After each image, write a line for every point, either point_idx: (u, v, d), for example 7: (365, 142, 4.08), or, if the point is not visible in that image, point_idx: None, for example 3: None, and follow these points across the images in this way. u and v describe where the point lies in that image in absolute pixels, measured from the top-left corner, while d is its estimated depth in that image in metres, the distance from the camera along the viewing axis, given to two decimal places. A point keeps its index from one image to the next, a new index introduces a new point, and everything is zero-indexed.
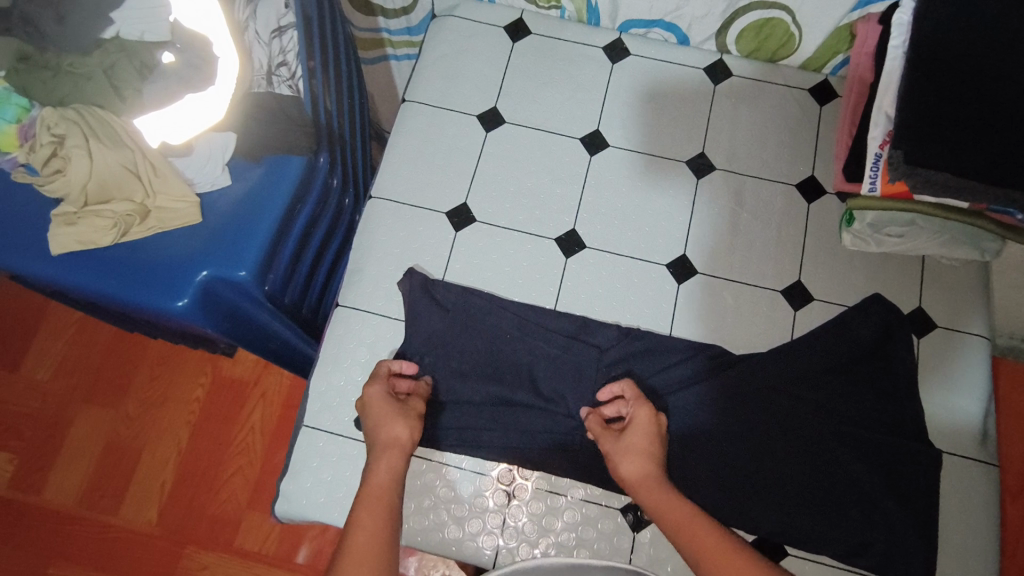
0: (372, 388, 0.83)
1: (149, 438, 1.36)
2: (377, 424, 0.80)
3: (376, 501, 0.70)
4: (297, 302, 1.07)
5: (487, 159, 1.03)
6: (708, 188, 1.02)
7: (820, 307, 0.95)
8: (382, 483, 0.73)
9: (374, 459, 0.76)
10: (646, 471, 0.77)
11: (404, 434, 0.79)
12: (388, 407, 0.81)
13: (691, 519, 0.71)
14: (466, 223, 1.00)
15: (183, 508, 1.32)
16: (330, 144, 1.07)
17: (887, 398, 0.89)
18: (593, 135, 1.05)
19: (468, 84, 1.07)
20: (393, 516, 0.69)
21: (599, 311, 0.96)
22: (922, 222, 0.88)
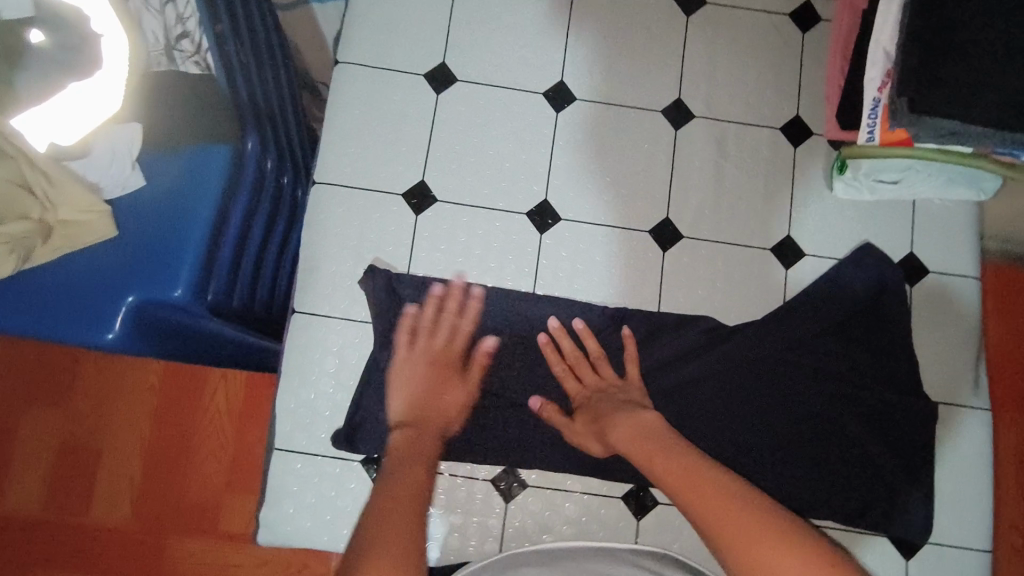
0: (444, 354, 0.81)
1: (107, 429, 1.10)
2: (443, 399, 0.79)
3: (418, 461, 0.67)
4: (253, 303, 0.93)
5: (440, 126, 0.91)
6: (688, 142, 0.92)
7: (812, 263, 0.90)
8: (421, 447, 0.70)
9: (423, 428, 0.74)
10: (618, 425, 0.73)
11: (454, 421, 0.79)
12: (455, 388, 0.80)
13: (678, 465, 0.64)
14: (427, 205, 0.89)
15: (156, 500, 1.09)
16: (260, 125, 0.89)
17: (886, 356, 0.86)
18: (557, 88, 0.93)
19: (410, 35, 0.92)
20: (432, 469, 0.67)
21: (582, 290, 0.89)
22: (919, 165, 0.83)
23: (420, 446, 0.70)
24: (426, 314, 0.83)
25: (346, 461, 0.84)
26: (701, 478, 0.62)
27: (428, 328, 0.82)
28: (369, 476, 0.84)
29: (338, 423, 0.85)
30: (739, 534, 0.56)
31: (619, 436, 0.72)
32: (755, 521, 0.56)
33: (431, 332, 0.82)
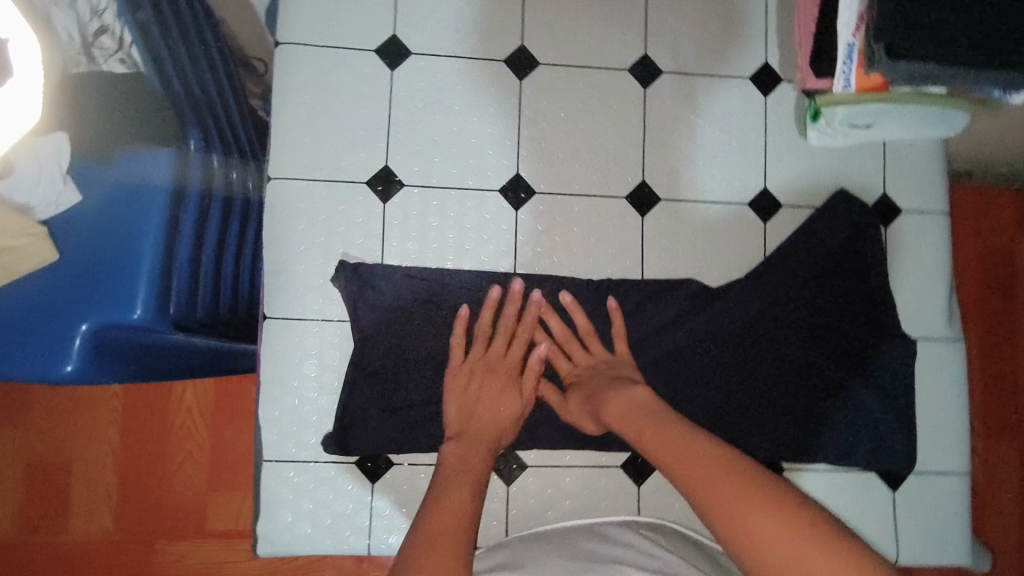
0: (503, 361, 0.78)
1: (72, 444, 1.04)
2: (499, 405, 0.75)
3: (462, 487, 0.64)
4: (220, 309, 0.86)
5: (398, 105, 0.85)
6: (658, 99, 0.89)
7: (789, 214, 0.90)
8: (473, 465, 0.68)
9: (473, 441, 0.71)
10: (613, 407, 0.70)
11: (508, 433, 0.75)
12: (508, 399, 0.76)
13: (664, 437, 0.61)
14: (394, 191, 0.84)
15: (135, 508, 1.04)
16: (205, 133, 0.79)
17: (867, 301, 0.87)
18: (518, 53, 0.88)
19: (354, 7, 0.85)
20: (479, 497, 0.64)
21: (563, 263, 0.86)
22: (888, 108, 0.80)
23: (466, 463, 0.68)
24: (480, 322, 0.80)
25: (340, 465, 0.81)
26: (686, 447, 0.59)
27: (486, 336, 0.79)
28: (366, 477, 0.82)
29: (326, 427, 0.81)
30: (724, 506, 0.52)
31: (615, 416, 0.69)
32: (729, 482, 0.53)
33: (489, 339, 0.79)
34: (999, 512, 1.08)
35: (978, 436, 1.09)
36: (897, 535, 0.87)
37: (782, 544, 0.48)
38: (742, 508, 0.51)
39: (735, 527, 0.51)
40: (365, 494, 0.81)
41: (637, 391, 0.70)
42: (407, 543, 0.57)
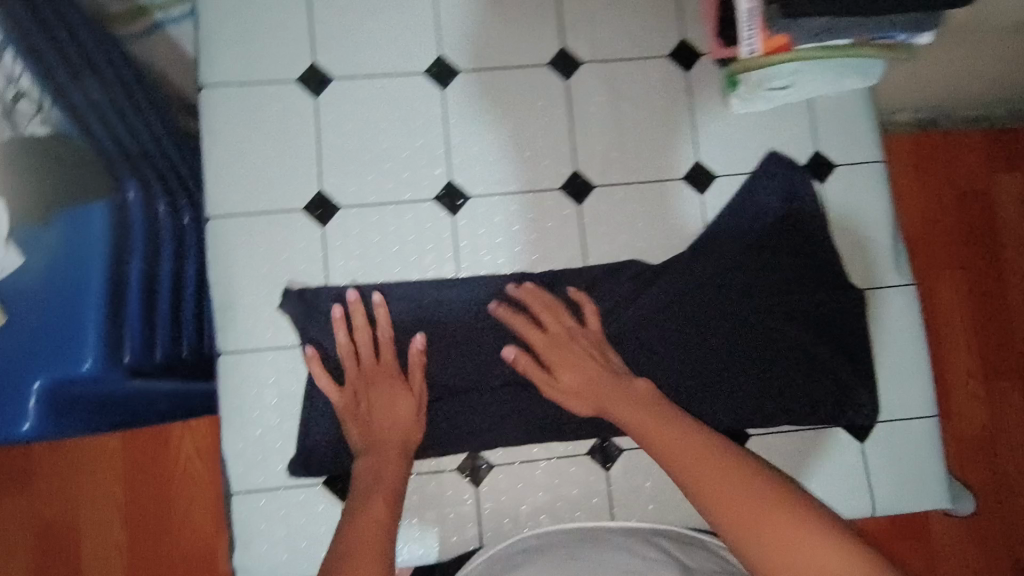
0: (379, 368, 0.80)
1: (77, 507, 1.05)
2: (392, 412, 0.78)
3: (382, 490, 0.70)
4: (184, 351, 0.90)
5: (326, 130, 0.87)
6: (580, 88, 0.90)
7: (725, 182, 0.91)
8: (388, 477, 0.72)
9: (381, 452, 0.75)
10: (608, 401, 0.75)
11: (410, 434, 0.78)
12: (401, 399, 0.79)
13: (659, 429, 0.68)
14: (331, 213, 0.86)
15: (147, 562, 1.04)
16: (143, 179, 0.83)
17: (812, 258, 0.87)
18: (438, 64, 0.89)
19: (272, 42, 0.87)
20: (395, 492, 0.70)
21: (507, 261, 0.87)
22: (804, 69, 0.82)
23: (384, 475, 0.72)
24: (349, 341, 0.82)
25: (307, 489, 0.82)
26: (679, 438, 0.66)
27: (354, 356, 0.81)
28: (336, 496, 0.82)
29: (290, 452, 0.82)
30: (726, 499, 0.58)
31: (609, 404, 0.75)
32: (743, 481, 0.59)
33: (353, 351, 0.81)
34: (1007, 448, 1.10)
35: (977, 378, 1.10)
36: (874, 488, 0.86)
37: (757, 517, 0.55)
38: (727, 487, 0.59)
39: (718, 504, 0.58)
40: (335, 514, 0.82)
41: (631, 386, 0.75)
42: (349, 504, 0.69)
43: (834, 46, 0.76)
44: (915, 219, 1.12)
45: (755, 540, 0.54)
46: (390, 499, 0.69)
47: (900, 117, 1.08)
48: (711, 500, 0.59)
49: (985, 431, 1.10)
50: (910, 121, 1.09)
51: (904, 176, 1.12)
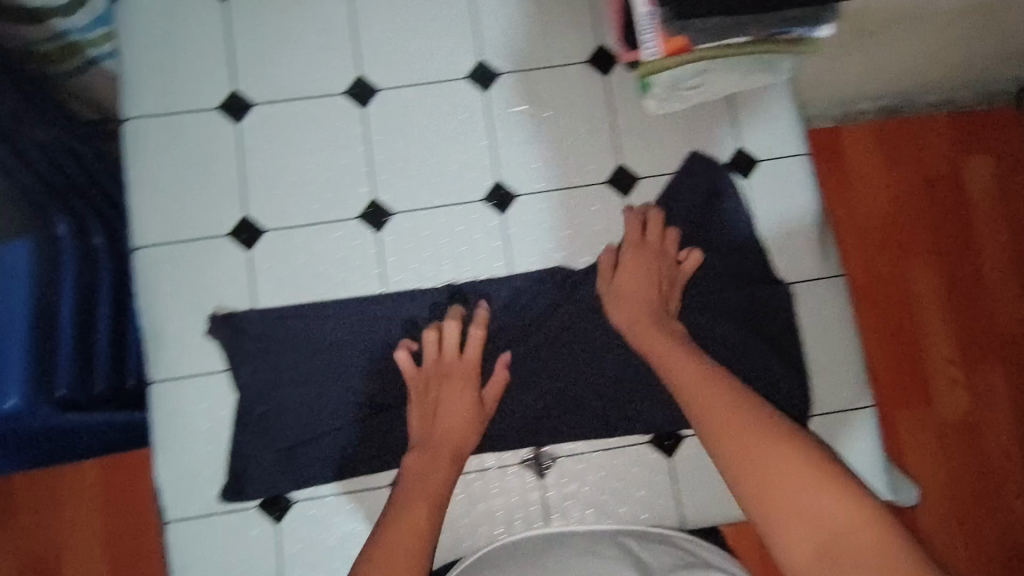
0: (460, 365, 0.83)
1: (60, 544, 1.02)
2: (455, 412, 0.80)
3: (424, 495, 0.74)
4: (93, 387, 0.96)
5: (249, 157, 0.89)
6: (496, 100, 0.91)
7: (648, 183, 0.91)
8: (433, 481, 0.76)
9: (435, 453, 0.78)
10: (657, 349, 0.78)
11: (466, 441, 0.80)
12: (465, 391, 0.82)
13: (701, 386, 0.72)
14: (256, 238, 0.87)
15: None
16: (97, 212, 0.98)
17: (733, 252, 0.88)
18: (357, 84, 0.91)
19: (192, 75, 0.90)
20: (434, 509, 0.74)
21: (433, 274, 0.88)
22: (712, 67, 0.80)
23: (428, 478, 0.76)
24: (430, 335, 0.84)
25: (241, 513, 0.83)
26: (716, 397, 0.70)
27: (434, 347, 0.84)
28: (271, 518, 0.82)
29: (223, 477, 0.83)
30: (747, 448, 0.64)
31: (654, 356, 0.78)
32: (770, 438, 0.64)
33: (438, 342, 0.84)
34: (994, 431, 1.16)
35: (958, 363, 1.16)
36: None
37: (782, 483, 0.61)
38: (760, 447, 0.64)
39: (751, 467, 0.63)
40: (270, 537, 0.82)
41: (682, 347, 0.77)
42: (389, 508, 0.74)
43: (731, 44, 0.75)
44: (868, 211, 1.19)
45: (778, 509, 0.60)
46: (431, 505, 0.74)
47: (817, 105, 1.15)
48: (727, 459, 0.65)
49: (971, 417, 1.16)
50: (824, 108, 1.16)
51: (829, 168, 1.20)
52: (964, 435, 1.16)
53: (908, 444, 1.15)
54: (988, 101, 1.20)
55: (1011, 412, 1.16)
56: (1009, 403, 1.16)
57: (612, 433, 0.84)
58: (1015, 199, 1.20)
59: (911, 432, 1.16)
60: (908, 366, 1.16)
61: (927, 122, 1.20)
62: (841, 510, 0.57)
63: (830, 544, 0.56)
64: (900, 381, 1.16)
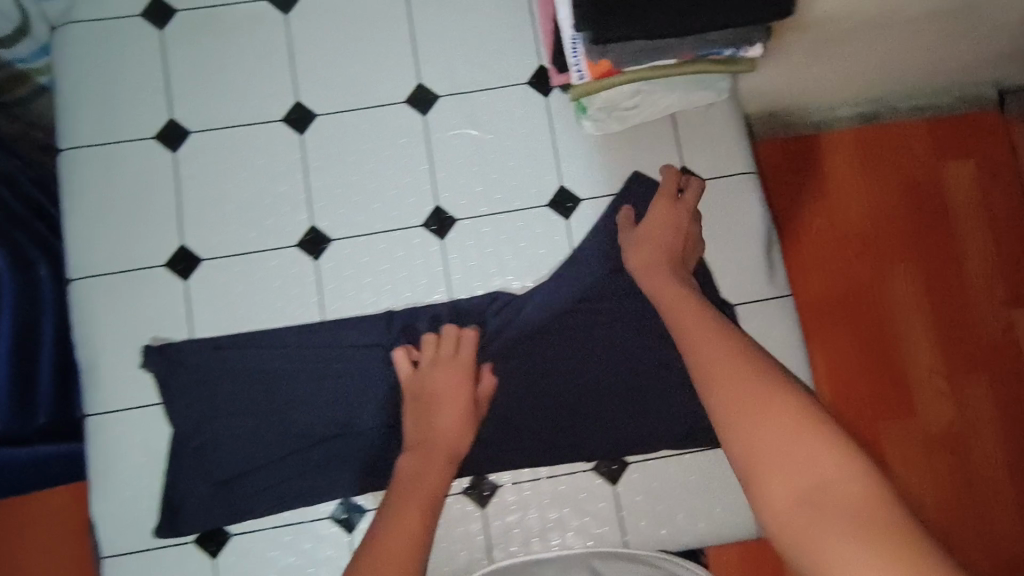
0: (460, 362, 0.81)
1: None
2: (448, 409, 0.77)
3: (422, 493, 0.68)
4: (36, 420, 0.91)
5: (311, 166, 0.88)
6: (559, 104, 0.90)
7: (713, 189, 0.91)
8: (429, 477, 0.70)
9: (426, 454, 0.73)
10: (678, 305, 0.70)
11: (459, 441, 0.76)
12: (461, 390, 0.79)
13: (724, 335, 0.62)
14: (323, 248, 0.87)
15: None
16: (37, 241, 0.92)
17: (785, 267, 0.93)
18: (417, 91, 0.90)
19: (252, 84, 0.89)
20: (432, 511, 0.66)
21: (499, 282, 0.88)
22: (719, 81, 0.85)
23: (421, 477, 0.70)
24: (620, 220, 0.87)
25: (310, 522, 0.83)
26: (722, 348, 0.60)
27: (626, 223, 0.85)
28: (342, 528, 0.83)
29: (291, 489, 0.83)
30: (735, 406, 0.54)
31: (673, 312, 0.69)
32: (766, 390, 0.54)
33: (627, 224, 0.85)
34: (976, 439, 1.26)
35: (943, 374, 1.27)
36: None
37: (786, 438, 0.51)
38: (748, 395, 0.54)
39: (745, 416, 0.53)
40: (342, 547, 0.83)
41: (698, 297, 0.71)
42: (384, 505, 0.68)
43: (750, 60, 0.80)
44: (861, 222, 1.29)
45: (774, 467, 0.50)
46: (427, 518, 0.65)
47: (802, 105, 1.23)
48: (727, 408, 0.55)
49: (955, 426, 1.26)
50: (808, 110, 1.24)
51: (788, 179, 1.31)
52: (945, 444, 1.26)
53: (891, 452, 1.25)
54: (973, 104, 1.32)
55: (994, 415, 1.27)
56: (993, 408, 1.27)
57: (689, 442, 0.87)
58: (996, 207, 1.32)
59: (909, 439, 1.26)
60: (894, 383, 1.27)
61: (910, 132, 1.31)
62: (837, 467, 0.48)
63: (818, 495, 0.48)
64: (888, 388, 1.26)
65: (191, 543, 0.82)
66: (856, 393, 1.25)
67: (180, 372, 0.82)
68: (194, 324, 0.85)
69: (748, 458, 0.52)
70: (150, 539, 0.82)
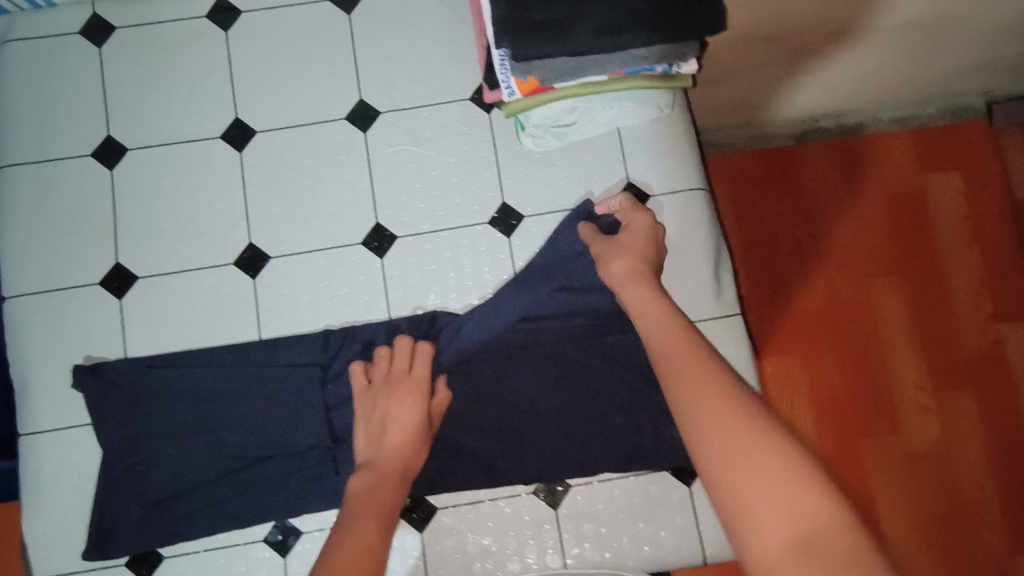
0: (411, 378, 0.78)
1: None
2: (402, 424, 0.74)
3: (373, 513, 0.65)
4: None
5: (250, 182, 0.87)
6: (502, 119, 0.89)
7: (661, 203, 0.88)
8: (383, 497, 0.67)
9: (382, 472, 0.70)
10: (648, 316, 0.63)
11: (413, 458, 0.73)
12: (414, 408, 0.75)
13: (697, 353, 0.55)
14: (261, 266, 0.86)
15: None
16: None
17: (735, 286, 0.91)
18: (359, 107, 0.89)
19: (192, 101, 0.88)
20: (387, 529, 0.64)
21: (440, 299, 0.87)
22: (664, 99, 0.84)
23: (376, 494, 0.68)
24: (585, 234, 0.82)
25: (242, 546, 0.81)
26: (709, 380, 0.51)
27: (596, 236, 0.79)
28: (276, 551, 0.81)
29: (223, 511, 0.81)
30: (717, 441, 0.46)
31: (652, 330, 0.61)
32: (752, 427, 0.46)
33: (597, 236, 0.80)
34: (964, 458, 1.28)
35: (926, 391, 1.30)
36: None
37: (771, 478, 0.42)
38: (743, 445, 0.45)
39: (726, 450, 0.45)
40: (274, 571, 0.81)
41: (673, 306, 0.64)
42: (337, 524, 0.65)
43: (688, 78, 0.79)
44: (838, 240, 1.36)
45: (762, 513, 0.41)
46: (380, 527, 0.64)
47: (716, 126, 1.32)
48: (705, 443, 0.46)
49: (942, 446, 1.28)
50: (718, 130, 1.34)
51: (739, 195, 1.38)
52: (933, 463, 1.28)
53: (875, 469, 1.28)
54: (960, 117, 1.39)
55: (981, 434, 1.29)
56: (980, 427, 1.29)
57: (633, 465, 0.84)
58: (980, 224, 1.36)
59: (895, 458, 1.28)
60: (879, 401, 1.29)
61: (891, 150, 1.39)
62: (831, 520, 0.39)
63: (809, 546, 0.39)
64: (872, 401, 1.29)
65: (121, 566, 0.81)
66: (839, 405, 1.29)
67: (114, 390, 0.81)
68: (128, 342, 0.84)
69: (728, 506, 0.43)
70: (77, 563, 0.80)
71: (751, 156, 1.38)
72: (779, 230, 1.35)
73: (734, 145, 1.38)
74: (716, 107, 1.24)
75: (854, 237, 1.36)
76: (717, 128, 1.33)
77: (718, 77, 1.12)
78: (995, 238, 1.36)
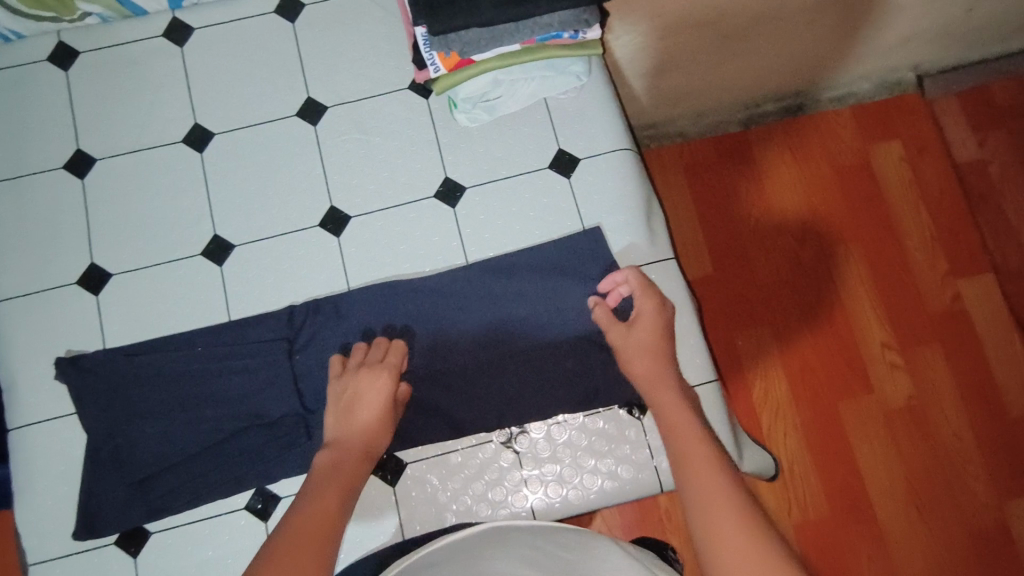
0: (384, 364, 0.80)
1: None
2: (371, 405, 0.76)
3: (338, 481, 0.68)
4: None
5: (212, 180, 0.95)
6: (439, 101, 0.98)
7: (591, 164, 0.96)
8: (348, 470, 0.69)
9: (347, 450, 0.72)
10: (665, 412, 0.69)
11: (377, 437, 0.74)
12: (382, 389, 0.77)
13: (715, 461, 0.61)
14: (227, 255, 0.93)
15: None
16: None
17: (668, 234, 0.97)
18: (307, 104, 0.97)
19: (156, 112, 0.97)
20: (349, 497, 0.67)
21: (394, 270, 0.93)
22: (578, 65, 0.93)
23: (342, 462, 0.71)
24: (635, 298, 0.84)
25: (222, 515, 0.85)
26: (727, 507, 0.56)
27: (660, 321, 0.80)
28: (256, 516, 0.85)
29: (204, 482, 0.85)
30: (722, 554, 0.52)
31: (685, 483, 0.60)
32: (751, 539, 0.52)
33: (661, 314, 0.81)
34: (937, 412, 1.33)
35: (894, 348, 1.37)
36: None
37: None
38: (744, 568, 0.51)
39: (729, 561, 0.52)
40: (255, 536, 0.84)
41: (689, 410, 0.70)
42: (302, 492, 0.67)
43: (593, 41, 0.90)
44: (787, 213, 1.44)
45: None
46: (343, 493, 0.67)
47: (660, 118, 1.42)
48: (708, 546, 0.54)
49: (914, 399, 1.34)
50: (657, 124, 1.44)
51: (691, 180, 1.46)
52: (908, 417, 1.33)
53: (855, 428, 1.33)
54: (893, 90, 1.50)
55: (953, 387, 1.35)
56: (950, 382, 1.35)
57: (588, 405, 0.89)
58: (926, 191, 1.45)
59: (873, 415, 1.33)
60: (848, 360, 1.36)
61: (835, 128, 1.48)
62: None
63: None
64: (843, 364, 1.36)
65: (111, 544, 0.85)
66: (811, 370, 1.36)
67: (97, 379, 0.87)
68: (108, 336, 0.90)
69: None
70: (71, 542, 0.85)
71: (698, 146, 1.47)
72: (737, 213, 1.44)
73: (680, 138, 1.48)
74: (655, 98, 1.34)
75: (804, 209, 1.44)
76: (661, 121, 1.43)
77: (653, 62, 1.20)
78: (940, 198, 1.45)
